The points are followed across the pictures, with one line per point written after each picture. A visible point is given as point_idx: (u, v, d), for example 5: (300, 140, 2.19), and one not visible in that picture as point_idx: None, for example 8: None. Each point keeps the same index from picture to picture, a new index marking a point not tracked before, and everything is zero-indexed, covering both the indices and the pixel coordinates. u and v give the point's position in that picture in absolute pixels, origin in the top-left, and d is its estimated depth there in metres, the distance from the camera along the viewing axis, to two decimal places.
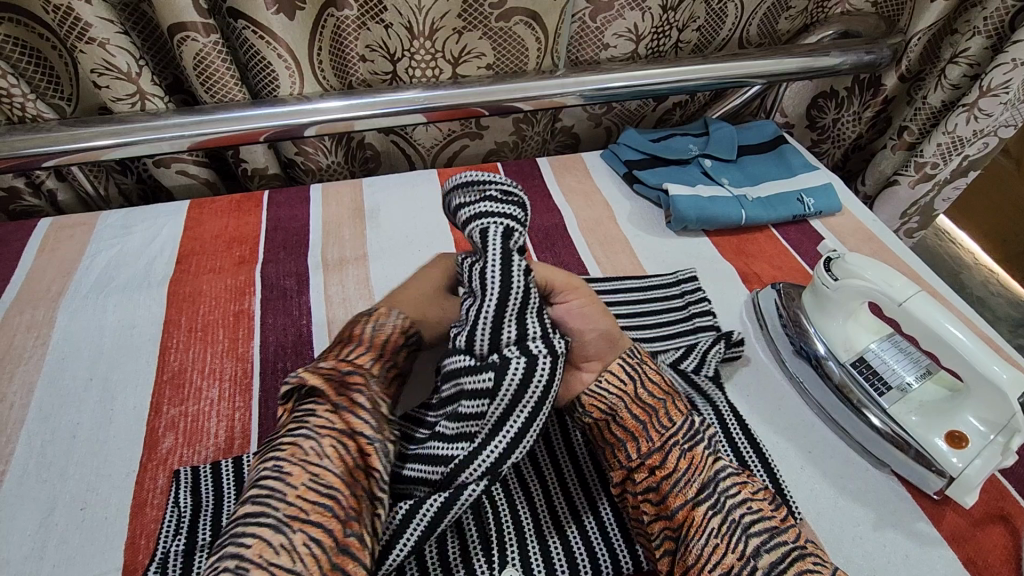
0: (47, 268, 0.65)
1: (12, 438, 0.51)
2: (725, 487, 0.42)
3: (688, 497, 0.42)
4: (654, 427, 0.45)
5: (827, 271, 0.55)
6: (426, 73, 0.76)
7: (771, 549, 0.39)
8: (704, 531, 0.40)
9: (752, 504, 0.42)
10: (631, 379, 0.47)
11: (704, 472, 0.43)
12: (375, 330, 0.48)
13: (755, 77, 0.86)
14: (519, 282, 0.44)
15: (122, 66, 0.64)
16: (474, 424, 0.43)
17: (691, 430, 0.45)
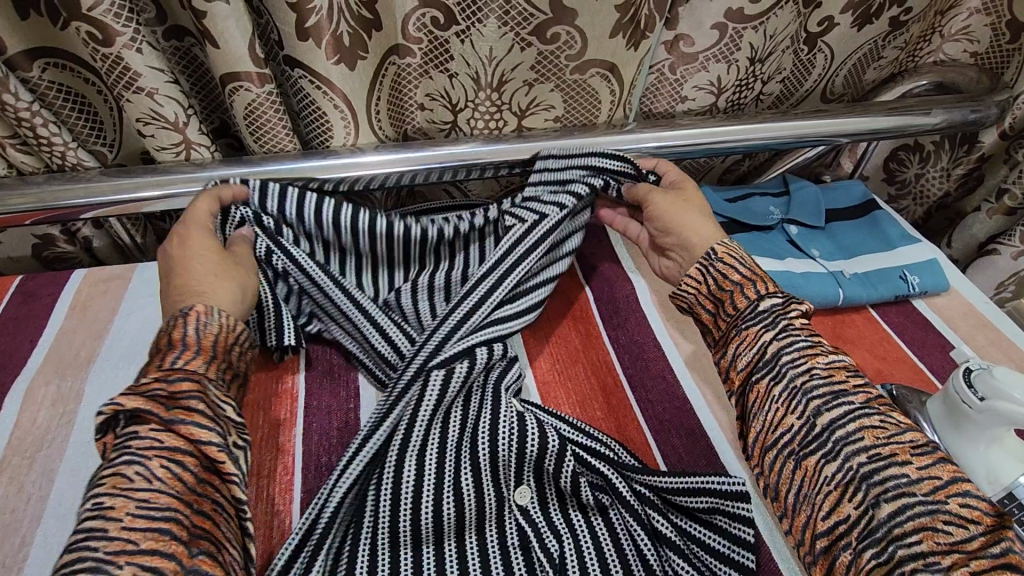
0: (77, 329, 0.60)
1: (27, 540, 0.45)
2: (843, 404, 0.44)
3: (741, 367, 0.49)
4: (744, 294, 0.52)
5: (970, 388, 0.46)
6: (488, 124, 0.71)
7: (829, 409, 0.44)
8: (775, 399, 0.46)
9: (822, 373, 0.46)
10: (737, 265, 0.54)
11: (776, 345, 0.48)
12: (200, 330, 0.46)
13: (846, 135, 0.79)
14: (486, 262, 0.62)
15: (169, 116, 0.59)
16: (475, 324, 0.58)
17: (757, 310, 0.50)
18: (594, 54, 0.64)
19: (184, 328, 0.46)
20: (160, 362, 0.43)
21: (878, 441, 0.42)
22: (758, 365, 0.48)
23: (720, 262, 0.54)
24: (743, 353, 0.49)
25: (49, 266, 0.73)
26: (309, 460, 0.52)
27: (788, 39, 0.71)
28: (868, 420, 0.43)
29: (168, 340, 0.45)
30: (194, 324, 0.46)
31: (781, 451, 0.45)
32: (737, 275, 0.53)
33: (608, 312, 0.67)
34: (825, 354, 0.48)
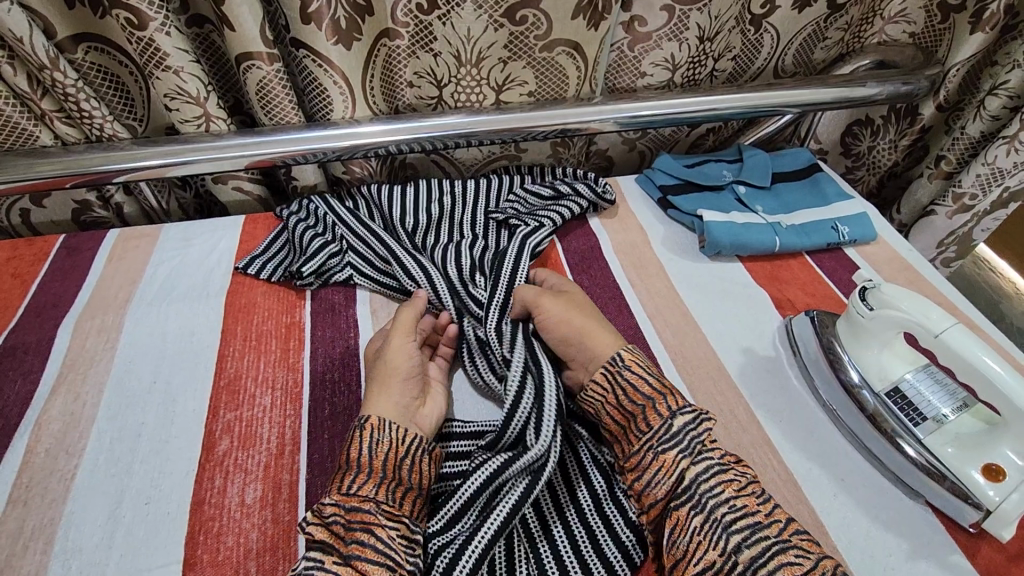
0: (115, 276, 0.70)
1: (84, 434, 0.55)
2: (708, 487, 0.47)
3: (659, 496, 0.48)
4: (634, 432, 0.51)
5: (863, 301, 0.56)
6: (470, 98, 0.80)
7: (749, 545, 0.43)
8: (688, 529, 0.45)
9: (735, 502, 0.46)
10: (626, 385, 0.53)
11: (689, 471, 0.48)
12: (373, 448, 0.49)
13: (792, 105, 0.88)
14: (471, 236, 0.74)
15: (192, 91, 0.69)
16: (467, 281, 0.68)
17: (671, 430, 0.50)
18: (560, 34, 0.73)
19: (359, 446, 0.49)
20: (338, 484, 0.47)
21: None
22: (674, 494, 0.47)
23: (628, 373, 0.53)
24: (658, 483, 0.48)
25: (86, 229, 0.83)
26: (315, 375, 0.61)
27: (733, 19, 0.81)
28: (784, 556, 0.42)
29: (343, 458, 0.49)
30: (366, 440, 0.50)
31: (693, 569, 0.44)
32: (647, 388, 0.52)
33: (574, 257, 0.75)
34: (736, 484, 0.47)
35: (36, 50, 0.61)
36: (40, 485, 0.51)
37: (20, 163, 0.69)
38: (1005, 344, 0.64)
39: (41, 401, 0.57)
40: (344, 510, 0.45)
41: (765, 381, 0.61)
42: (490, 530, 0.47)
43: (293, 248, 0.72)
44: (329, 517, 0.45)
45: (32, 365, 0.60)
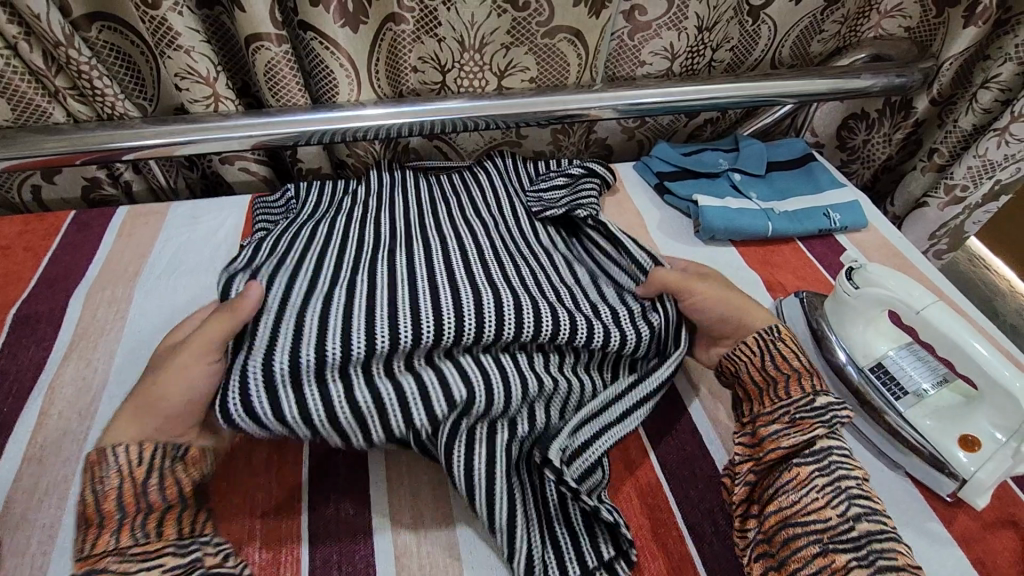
0: (125, 250, 0.72)
1: (96, 398, 0.57)
2: (838, 458, 0.48)
3: (783, 445, 0.49)
4: (770, 395, 0.53)
5: (849, 280, 0.57)
6: (473, 84, 0.82)
7: (872, 521, 0.44)
8: (807, 487, 0.47)
9: (862, 484, 0.47)
10: (761, 351, 0.55)
11: (824, 441, 0.49)
12: (108, 481, 0.43)
13: (788, 96, 0.90)
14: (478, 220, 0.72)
15: (203, 71, 0.71)
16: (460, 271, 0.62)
17: (812, 404, 0.51)
18: (561, 20, 0.75)
19: (141, 484, 0.43)
20: (122, 533, 0.41)
21: (910, 564, 0.42)
22: (801, 454, 0.49)
23: (783, 348, 0.55)
24: (789, 436, 0.49)
25: (95, 206, 0.85)
26: None
27: (731, 9, 0.83)
28: (898, 543, 0.43)
29: (115, 504, 0.42)
30: (142, 478, 0.43)
31: (807, 535, 0.44)
32: (798, 363, 0.54)
33: None
34: (864, 472, 0.48)
35: (52, 27, 0.62)
36: (53, 444, 0.53)
37: (34, 138, 0.71)
38: (989, 328, 0.66)
39: (55, 367, 0.59)
40: (149, 561, 0.41)
41: None
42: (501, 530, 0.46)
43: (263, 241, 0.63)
44: (137, 574, 0.40)
45: (46, 333, 0.62)
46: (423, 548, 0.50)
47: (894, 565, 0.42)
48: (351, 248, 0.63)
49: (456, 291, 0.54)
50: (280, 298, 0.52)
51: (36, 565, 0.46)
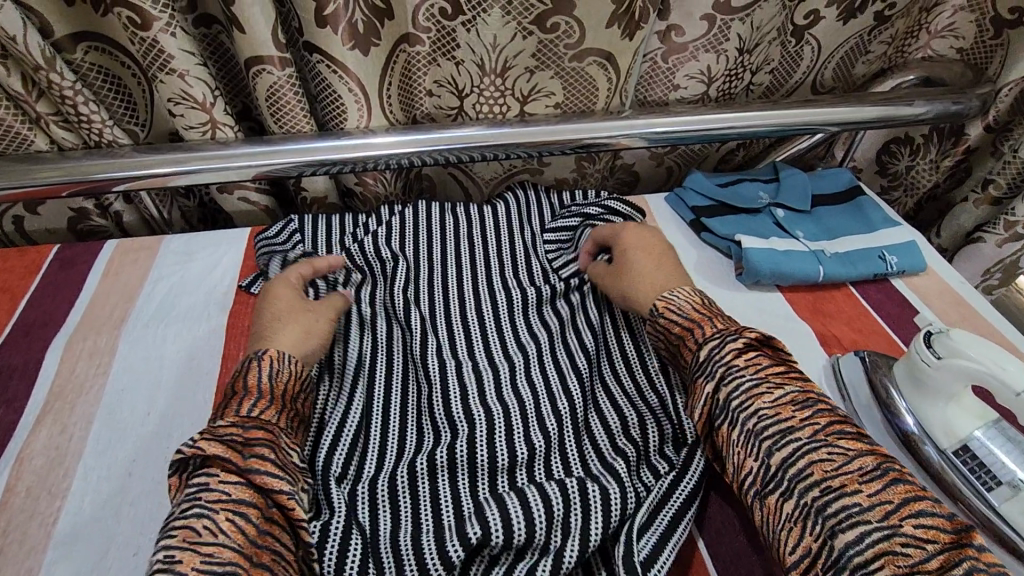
0: (111, 292, 0.65)
1: (69, 472, 0.50)
2: (738, 399, 0.45)
3: (701, 407, 0.47)
4: (690, 341, 0.51)
5: (928, 347, 0.50)
6: (492, 109, 0.75)
7: (780, 448, 0.42)
8: (730, 445, 0.45)
9: (767, 412, 0.44)
10: (680, 306, 0.54)
11: (721, 391, 0.46)
12: (273, 375, 0.48)
13: (833, 124, 0.83)
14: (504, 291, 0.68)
15: (198, 96, 0.64)
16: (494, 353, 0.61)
17: (696, 361, 0.49)
18: (592, 43, 0.68)
19: (257, 373, 0.48)
20: (235, 408, 0.45)
21: (829, 475, 0.39)
22: (715, 411, 0.46)
23: (660, 317, 0.54)
24: (693, 407, 0.48)
25: (83, 238, 0.78)
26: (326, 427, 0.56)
27: (774, 30, 0.76)
28: (816, 452, 0.40)
29: (239, 385, 0.47)
30: (266, 370, 0.49)
31: (750, 493, 0.43)
32: (677, 326, 0.53)
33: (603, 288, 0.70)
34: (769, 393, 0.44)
35: (30, 49, 0.56)
36: (18, 530, 0.47)
37: (13, 169, 0.64)
38: None
39: (24, 433, 0.52)
40: (244, 426, 0.43)
41: None
42: None
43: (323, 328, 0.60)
44: (222, 433, 0.42)
45: (17, 391, 0.55)
46: None
47: (812, 484, 0.40)
48: (415, 343, 0.61)
49: (503, 416, 0.53)
50: (343, 415, 0.53)
51: None
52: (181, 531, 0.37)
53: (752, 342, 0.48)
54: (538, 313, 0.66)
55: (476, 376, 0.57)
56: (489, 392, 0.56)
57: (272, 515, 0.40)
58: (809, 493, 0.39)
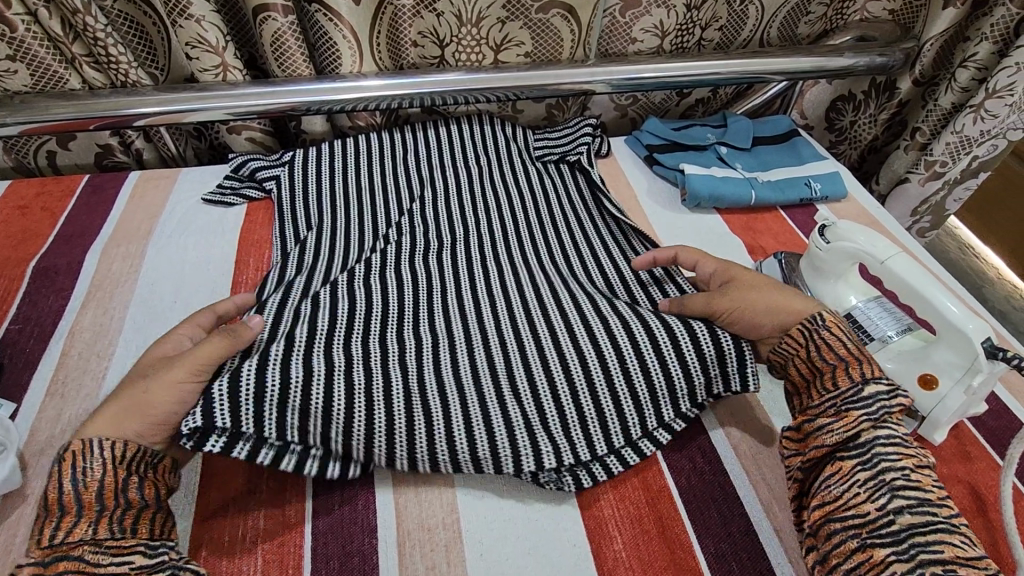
0: (137, 212, 0.75)
1: (112, 342, 0.61)
2: (883, 452, 0.45)
3: (828, 440, 0.47)
4: (839, 377, 0.49)
5: (822, 236, 0.61)
6: (470, 57, 0.85)
7: (914, 512, 0.41)
8: (849, 480, 0.44)
9: (910, 474, 0.43)
10: (818, 341, 0.51)
11: (868, 433, 0.46)
12: (80, 481, 0.43)
13: (774, 74, 0.93)
14: (466, 206, 0.78)
15: (212, 40, 0.74)
16: (444, 254, 0.70)
17: (861, 396, 0.47)
18: None
19: (63, 482, 0.43)
20: (41, 535, 0.41)
21: (959, 560, 0.39)
22: (847, 448, 0.46)
23: (829, 329, 0.51)
24: (831, 433, 0.47)
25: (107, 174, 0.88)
26: None
27: None
28: (949, 534, 0.40)
29: (46, 500, 0.43)
30: (71, 473, 0.43)
31: (845, 532, 0.43)
32: (843, 349, 0.50)
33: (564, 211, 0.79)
34: (918, 460, 0.44)
35: None
36: (73, 382, 0.57)
37: (51, 103, 0.74)
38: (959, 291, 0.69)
39: (73, 314, 0.63)
40: (111, 548, 0.42)
41: None
42: (479, 445, 0.52)
43: (316, 246, 0.71)
44: (102, 563, 0.41)
45: (64, 284, 0.65)
46: (421, 477, 0.54)
47: (939, 561, 0.39)
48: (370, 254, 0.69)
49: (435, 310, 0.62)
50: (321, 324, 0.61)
51: None
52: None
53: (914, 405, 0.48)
54: (500, 223, 0.76)
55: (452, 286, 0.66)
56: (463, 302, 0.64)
57: None
58: (930, 566, 0.38)
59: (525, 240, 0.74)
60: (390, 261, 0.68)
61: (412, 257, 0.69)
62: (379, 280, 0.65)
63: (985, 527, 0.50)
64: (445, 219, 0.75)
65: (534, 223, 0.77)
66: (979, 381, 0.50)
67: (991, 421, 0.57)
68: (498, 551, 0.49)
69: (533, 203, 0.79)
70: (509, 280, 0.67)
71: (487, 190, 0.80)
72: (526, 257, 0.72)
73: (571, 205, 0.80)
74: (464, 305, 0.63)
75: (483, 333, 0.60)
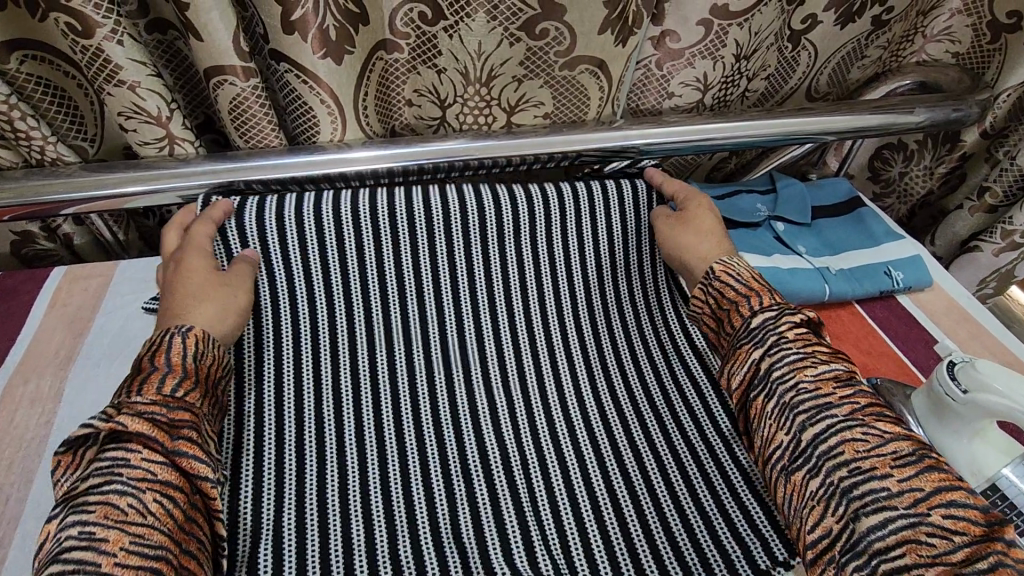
0: (56, 329, 0.59)
1: (5, 542, 0.44)
2: (780, 375, 0.48)
3: (741, 376, 0.51)
4: (742, 308, 0.54)
5: (953, 381, 0.46)
6: (476, 120, 0.70)
7: (813, 424, 0.45)
8: (765, 415, 0.48)
9: (809, 387, 0.47)
10: (730, 280, 0.56)
11: (764, 361, 0.50)
12: (197, 359, 0.49)
13: (831, 132, 0.79)
14: (473, 318, 0.65)
15: (152, 110, 0.58)
16: (457, 407, 0.59)
17: (749, 327, 0.52)
18: (583, 50, 0.64)
19: (180, 353, 0.48)
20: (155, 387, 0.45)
21: (859, 455, 0.43)
22: (755, 382, 0.50)
23: (716, 282, 0.56)
24: (735, 370, 0.51)
25: (29, 262, 0.71)
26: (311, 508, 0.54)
27: (772, 36, 0.73)
28: (848, 434, 0.44)
29: (157, 360, 0.47)
30: (191, 350, 0.49)
31: (773, 465, 0.47)
32: (732, 292, 0.55)
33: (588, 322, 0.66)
34: (813, 367, 0.47)
35: None
36: None
37: None
38: None
39: None
40: (165, 408, 0.44)
41: None
42: None
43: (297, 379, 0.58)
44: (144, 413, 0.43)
45: None
46: None
47: None
48: (365, 410, 0.57)
49: (454, 508, 0.52)
50: (323, 511, 0.51)
51: None
52: (100, 506, 0.39)
53: (808, 320, 0.51)
54: (517, 346, 0.64)
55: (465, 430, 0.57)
56: (477, 455, 0.56)
57: (194, 500, 0.44)
58: (836, 470, 0.43)
59: (552, 371, 0.62)
60: (392, 421, 0.57)
61: (418, 410, 0.58)
62: (382, 461, 0.54)
63: None
64: (447, 344, 0.63)
65: (558, 344, 0.64)
66: None
67: None
68: None
69: (552, 312, 0.66)
70: (539, 446, 0.56)
71: (497, 295, 0.67)
72: (555, 401, 0.60)
73: (597, 312, 0.67)
74: (490, 491, 0.53)
75: (518, 540, 0.50)
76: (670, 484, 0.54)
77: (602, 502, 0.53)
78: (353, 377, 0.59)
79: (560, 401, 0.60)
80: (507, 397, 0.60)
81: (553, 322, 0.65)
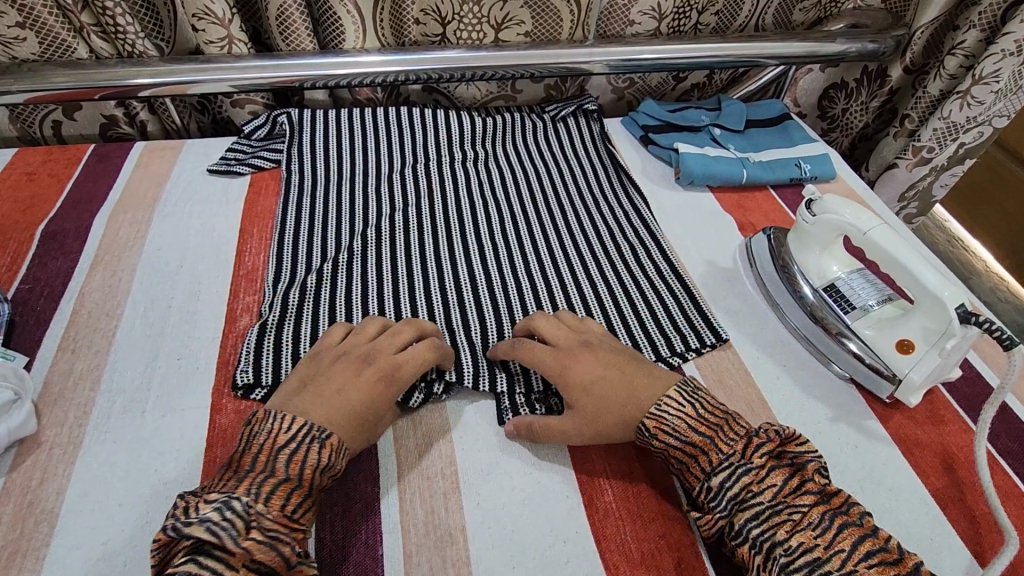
0: (141, 181, 0.77)
1: (121, 302, 0.63)
2: (757, 530, 0.44)
3: (717, 523, 0.47)
4: (699, 466, 0.48)
5: (808, 210, 0.63)
6: (471, 36, 0.87)
7: None
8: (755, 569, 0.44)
9: (790, 543, 0.43)
10: (675, 424, 0.50)
11: (738, 517, 0.46)
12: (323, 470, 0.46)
13: (768, 58, 0.95)
14: (461, 167, 0.83)
15: (218, 12, 0.76)
16: (445, 214, 0.76)
17: (711, 490, 0.47)
18: None
19: (306, 464, 0.46)
20: (280, 499, 0.43)
21: None
22: (730, 532, 0.46)
23: (655, 442, 0.50)
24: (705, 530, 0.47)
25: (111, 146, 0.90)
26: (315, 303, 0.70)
27: None
28: None
29: (286, 462, 0.45)
30: (322, 458, 0.46)
31: None
32: (677, 451, 0.49)
33: (551, 175, 0.83)
34: (789, 523, 0.44)
35: None
36: (84, 338, 0.59)
37: (57, 71, 0.75)
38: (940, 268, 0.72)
39: (82, 276, 0.64)
40: (287, 529, 0.43)
41: (723, 289, 0.69)
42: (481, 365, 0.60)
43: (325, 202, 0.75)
44: (268, 531, 0.42)
45: (72, 247, 0.67)
46: (420, 433, 0.55)
47: None
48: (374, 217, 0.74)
49: (435, 268, 0.69)
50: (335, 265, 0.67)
51: (72, 435, 0.52)
52: None
53: (764, 466, 0.47)
54: (492, 180, 0.81)
55: (462, 253, 0.71)
56: (467, 264, 0.69)
57: None
58: None
59: (518, 196, 0.79)
60: (393, 222, 0.74)
61: (416, 218, 0.75)
62: (385, 241, 0.71)
63: (953, 487, 0.53)
64: (441, 181, 0.80)
65: (523, 183, 0.82)
66: (951, 344, 0.53)
67: (961, 386, 0.61)
68: (493, 502, 0.51)
69: (523, 165, 0.84)
70: (502, 239, 0.73)
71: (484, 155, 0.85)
72: (517, 214, 0.77)
73: (556, 168, 0.84)
74: (463, 261, 0.70)
75: (478, 289, 0.67)
76: (603, 268, 0.70)
77: (547, 270, 0.69)
78: (369, 200, 0.77)
79: (536, 230, 0.75)
80: (490, 219, 0.76)
81: (520, 168, 0.84)
